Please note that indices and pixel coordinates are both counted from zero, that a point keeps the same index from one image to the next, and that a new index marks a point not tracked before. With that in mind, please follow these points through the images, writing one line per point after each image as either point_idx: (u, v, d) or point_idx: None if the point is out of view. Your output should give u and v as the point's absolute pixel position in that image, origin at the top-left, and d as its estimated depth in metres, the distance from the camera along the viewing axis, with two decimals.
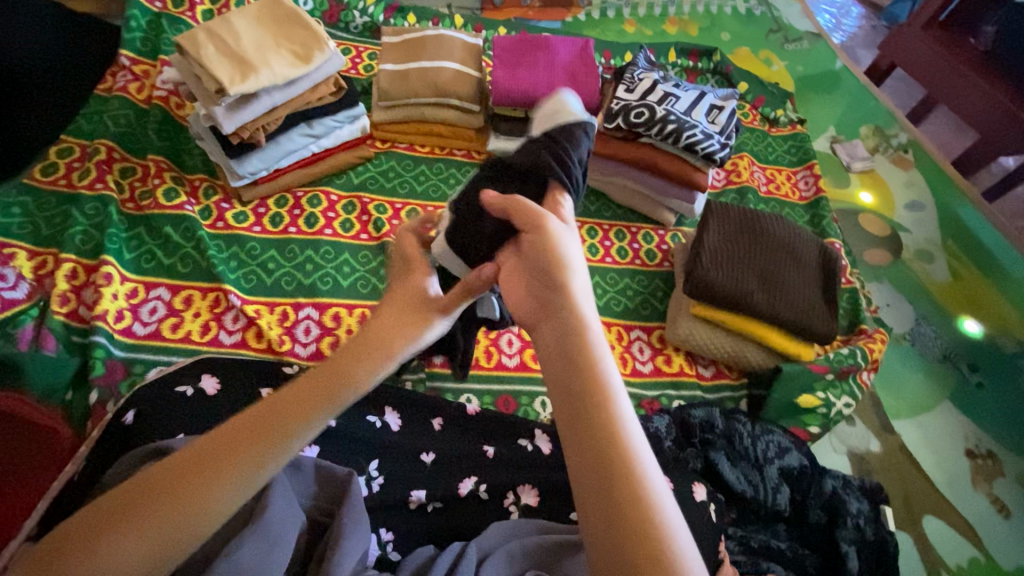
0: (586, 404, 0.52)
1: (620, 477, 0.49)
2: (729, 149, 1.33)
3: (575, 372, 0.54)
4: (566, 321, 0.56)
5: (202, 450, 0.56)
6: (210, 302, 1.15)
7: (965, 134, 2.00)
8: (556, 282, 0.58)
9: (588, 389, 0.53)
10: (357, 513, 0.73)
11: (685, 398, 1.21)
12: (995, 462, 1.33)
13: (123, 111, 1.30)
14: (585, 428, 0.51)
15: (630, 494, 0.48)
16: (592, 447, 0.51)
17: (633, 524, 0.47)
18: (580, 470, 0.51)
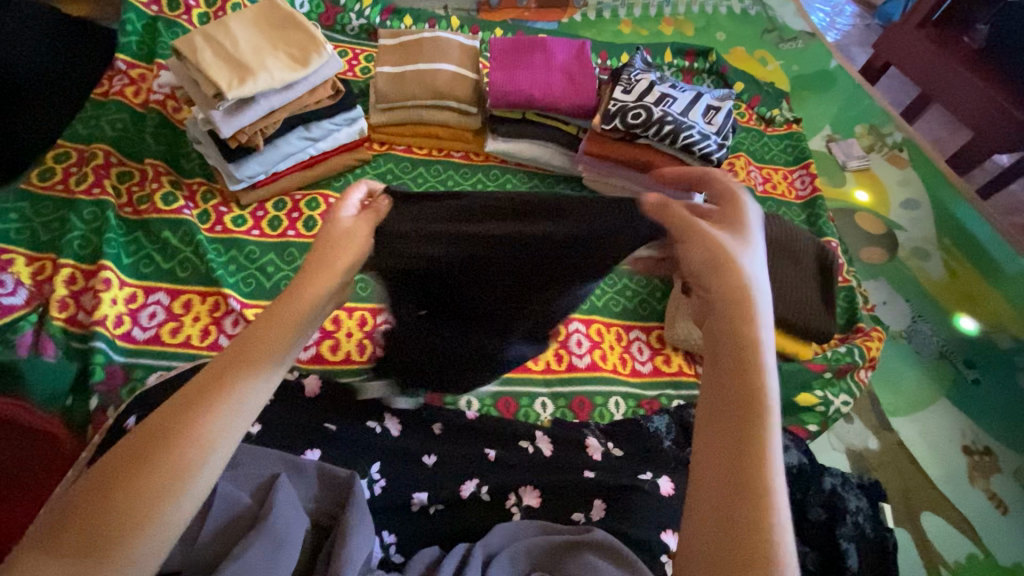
0: (747, 413, 0.53)
1: (746, 488, 0.50)
2: (726, 149, 1.34)
3: (735, 369, 0.55)
4: (737, 314, 0.57)
5: (159, 421, 0.50)
6: (209, 306, 1.15)
7: (959, 132, 2.01)
8: (744, 293, 0.57)
9: (748, 393, 0.53)
10: (362, 513, 0.74)
11: (685, 397, 1.22)
12: (992, 458, 1.34)
13: (120, 115, 1.30)
14: (736, 428, 0.53)
15: (755, 495, 0.49)
16: (733, 449, 0.52)
17: (748, 535, 0.48)
18: (714, 465, 0.53)
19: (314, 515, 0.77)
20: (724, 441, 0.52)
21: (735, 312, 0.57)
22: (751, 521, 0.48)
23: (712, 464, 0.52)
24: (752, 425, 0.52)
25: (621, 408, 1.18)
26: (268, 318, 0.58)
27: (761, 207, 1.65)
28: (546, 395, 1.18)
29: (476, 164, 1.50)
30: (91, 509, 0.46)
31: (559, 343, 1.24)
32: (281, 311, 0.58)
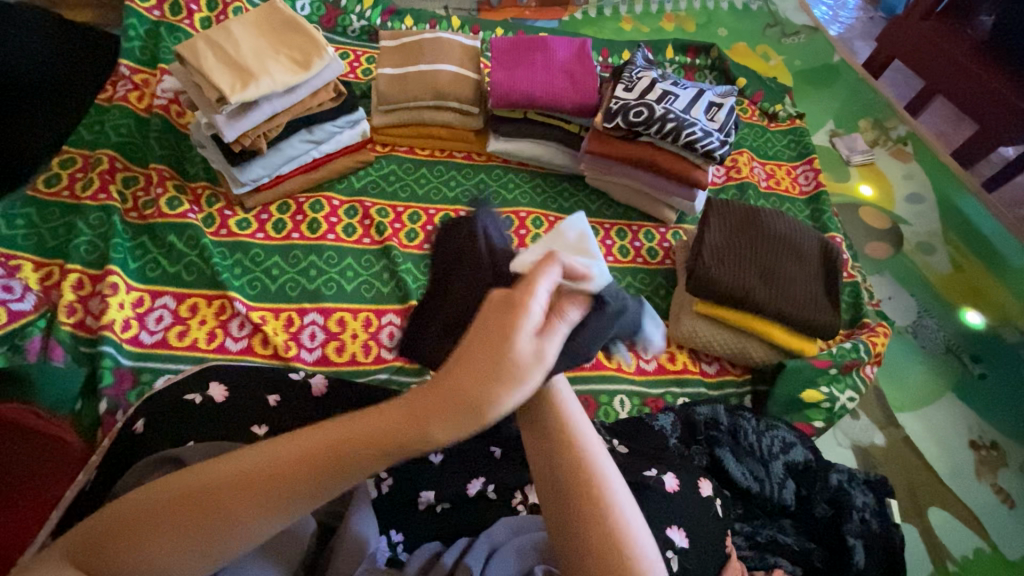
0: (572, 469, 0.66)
1: (590, 519, 0.63)
2: (728, 146, 1.34)
3: (555, 442, 0.68)
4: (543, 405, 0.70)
5: (205, 495, 0.54)
6: (215, 309, 1.16)
7: (964, 125, 2.00)
8: (506, 357, 0.51)
9: (571, 452, 0.67)
10: (366, 511, 0.74)
11: (689, 395, 1.22)
12: (999, 453, 1.33)
13: (124, 120, 1.31)
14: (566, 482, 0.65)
15: (605, 524, 0.63)
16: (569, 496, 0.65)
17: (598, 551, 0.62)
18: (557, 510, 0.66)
19: (318, 513, 0.77)
20: (567, 494, 0.65)
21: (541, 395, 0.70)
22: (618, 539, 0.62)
23: (568, 512, 0.64)
24: (585, 469, 0.66)
25: (625, 406, 1.19)
26: (351, 437, 0.54)
27: (764, 203, 1.65)
28: None
29: (478, 164, 1.50)
30: (122, 549, 0.53)
31: None
32: (372, 423, 0.53)
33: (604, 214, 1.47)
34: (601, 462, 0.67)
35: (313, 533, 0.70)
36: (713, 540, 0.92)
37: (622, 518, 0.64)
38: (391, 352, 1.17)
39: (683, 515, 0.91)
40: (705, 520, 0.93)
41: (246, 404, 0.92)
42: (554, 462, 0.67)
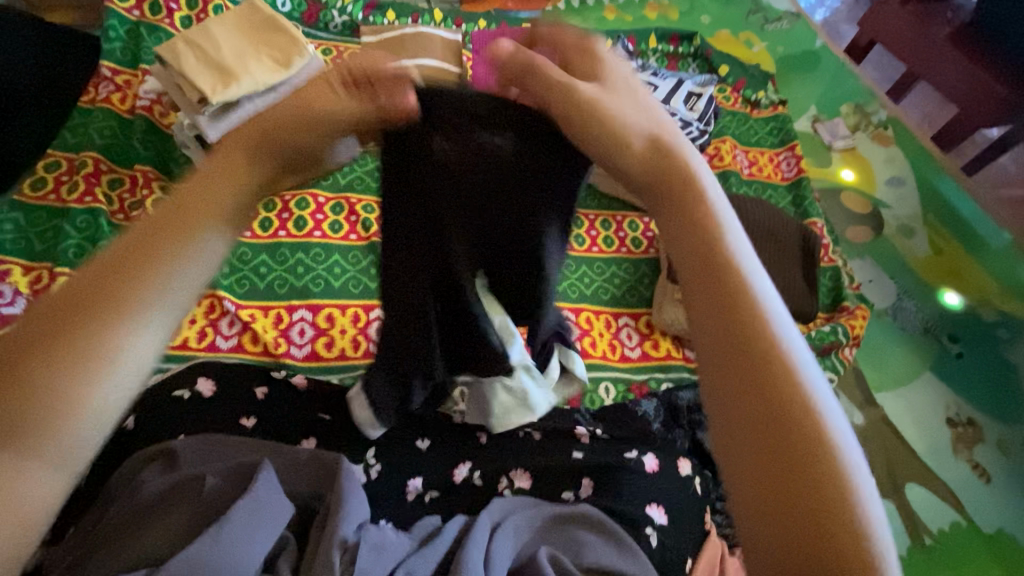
0: (768, 376, 0.43)
1: (812, 462, 0.40)
2: (708, 135, 1.36)
3: (737, 338, 0.45)
4: (709, 264, 0.48)
5: (79, 294, 0.50)
6: (205, 308, 1.17)
7: (946, 108, 2.02)
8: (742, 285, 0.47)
9: (769, 358, 0.44)
10: (353, 483, 0.81)
11: (673, 380, 1.25)
12: (976, 429, 1.37)
13: (108, 122, 1.32)
14: (766, 386, 0.43)
15: (819, 478, 0.40)
16: (774, 413, 0.42)
17: (825, 512, 0.39)
18: (747, 437, 0.42)
19: (302, 496, 0.82)
20: (756, 424, 0.42)
21: (716, 263, 0.48)
22: (837, 506, 0.39)
23: (748, 449, 0.42)
24: (787, 388, 0.43)
25: (611, 393, 1.21)
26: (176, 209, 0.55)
27: (747, 190, 1.67)
28: None
29: None
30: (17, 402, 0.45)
31: None
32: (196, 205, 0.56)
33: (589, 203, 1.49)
34: (812, 374, 0.44)
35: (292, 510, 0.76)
36: (693, 517, 0.96)
37: (848, 473, 0.40)
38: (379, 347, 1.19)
39: (661, 493, 0.96)
40: (685, 499, 0.97)
41: (239, 400, 0.95)
42: (727, 372, 0.44)
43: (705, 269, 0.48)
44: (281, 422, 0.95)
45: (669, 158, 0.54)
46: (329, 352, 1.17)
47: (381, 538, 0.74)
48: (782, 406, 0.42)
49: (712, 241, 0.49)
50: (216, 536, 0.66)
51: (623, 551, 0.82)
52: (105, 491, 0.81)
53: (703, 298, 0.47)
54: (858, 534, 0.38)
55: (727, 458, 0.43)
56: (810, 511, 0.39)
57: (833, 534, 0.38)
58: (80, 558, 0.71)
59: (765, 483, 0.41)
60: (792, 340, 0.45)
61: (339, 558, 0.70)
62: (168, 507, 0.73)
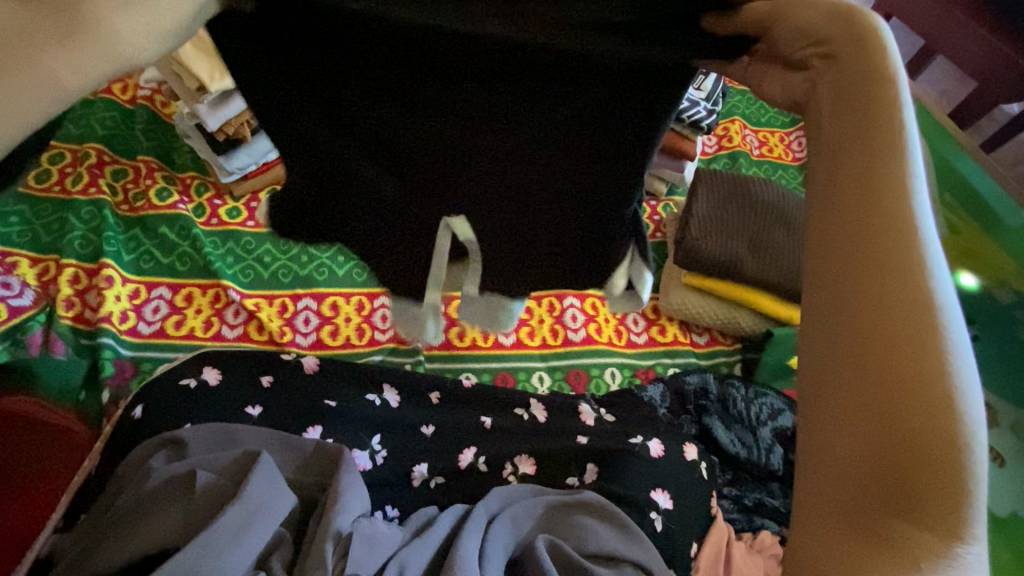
0: (900, 319, 0.43)
1: (925, 412, 0.40)
2: (717, 115, 1.32)
3: (872, 247, 0.46)
4: (866, 188, 0.47)
5: None
6: (210, 298, 1.18)
7: (966, 82, 1.95)
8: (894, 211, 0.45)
9: (904, 272, 0.43)
10: (354, 472, 0.81)
11: (679, 365, 1.24)
12: (989, 412, 1.35)
13: (109, 113, 1.32)
14: (892, 328, 0.43)
15: (929, 404, 0.40)
16: (891, 355, 0.42)
17: (923, 460, 0.40)
18: (861, 370, 0.44)
19: (305, 486, 0.84)
20: (874, 328, 0.44)
21: (877, 167, 0.47)
22: (939, 424, 0.40)
23: (852, 353, 0.45)
24: (919, 302, 0.42)
25: (617, 378, 1.21)
26: None
27: (757, 171, 1.64)
28: (543, 369, 1.20)
29: None
30: None
31: (554, 318, 1.25)
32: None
33: None
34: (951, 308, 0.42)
35: (293, 504, 0.76)
36: (698, 501, 0.96)
37: (963, 412, 0.40)
38: (384, 335, 1.19)
39: (667, 478, 0.95)
40: (691, 484, 0.96)
41: (240, 387, 0.94)
42: (853, 289, 0.46)
43: (864, 164, 0.48)
44: (284, 411, 0.95)
45: (858, 43, 0.50)
46: (334, 341, 1.18)
47: (373, 530, 0.75)
48: (901, 322, 0.42)
49: (886, 131, 0.48)
50: (210, 537, 0.68)
51: (625, 536, 0.82)
52: (112, 481, 0.82)
53: (849, 199, 0.48)
54: (955, 470, 0.39)
55: (833, 357, 0.47)
56: (908, 428, 0.40)
57: (925, 457, 0.40)
58: (89, 544, 0.74)
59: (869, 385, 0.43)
60: (938, 264, 0.43)
61: (332, 550, 0.71)
62: (169, 497, 0.74)
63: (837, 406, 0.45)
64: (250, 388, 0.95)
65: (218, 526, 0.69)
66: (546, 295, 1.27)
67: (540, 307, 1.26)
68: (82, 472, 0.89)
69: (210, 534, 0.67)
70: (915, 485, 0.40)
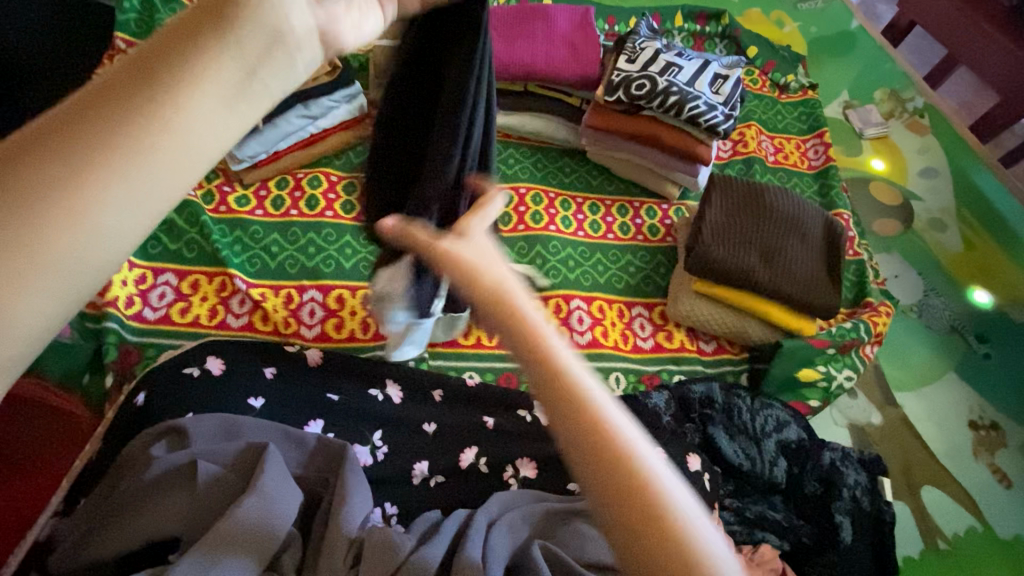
0: (598, 434, 0.48)
1: (643, 514, 0.45)
2: (734, 120, 1.29)
3: (556, 391, 0.50)
4: (514, 321, 0.55)
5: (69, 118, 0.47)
6: (216, 286, 1.18)
7: (987, 94, 1.91)
8: (534, 341, 0.54)
9: (581, 409, 0.49)
10: (361, 475, 0.82)
11: (685, 373, 1.23)
12: (999, 433, 1.31)
13: None
14: (593, 441, 0.48)
15: (653, 520, 0.45)
16: (600, 468, 0.47)
17: (670, 557, 0.44)
18: (597, 495, 0.47)
19: (309, 482, 0.83)
20: (582, 447, 0.48)
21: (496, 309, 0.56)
22: (655, 517, 0.45)
23: (581, 476, 0.48)
24: (597, 419, 0.49)
25: (621, 383, 1.20)
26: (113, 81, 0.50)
27: (772, 178, 1.62)
28: None
29: None
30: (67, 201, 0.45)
31: (560, 319, 1.25)
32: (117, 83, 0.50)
33: (607, 189, 1.47)
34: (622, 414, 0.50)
35: (302, 500, 0.77)
36: None
37: (670, 497, 0.46)
38: None
39: None
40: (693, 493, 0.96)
41: (243, 378, 0.94)
42: (559, 417, 0.50)
43: (500, 308, 0.57)
44: (287, 403, 0.94)
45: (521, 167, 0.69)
46: (338, 334, 1.17)
47: (386, 534, 0.74)
48: (592, 447, 0.48)
49: (485, 284, 0.58)
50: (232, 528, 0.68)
51: None
52: (114, 468, 0.81)
53: (515, 342, 0.55)
54: (690, 557, 0.44)
55: (598, 517, 0.47)
56: (644, 532, 0.45)
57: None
58: (90, 531, 0.74)
59: (604, 510, 0.47)
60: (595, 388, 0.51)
61: (342, 554, 0.72)
62: (172, 485, 0.74)
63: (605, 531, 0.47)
64: (254, 379, 0.94)
65: (237, 518, 0.68)
66: (553, 296, 1.27)
67: (546, 309, 1.26)
68: (83, 457, 0.89)
69: (232, 522, 0.68)
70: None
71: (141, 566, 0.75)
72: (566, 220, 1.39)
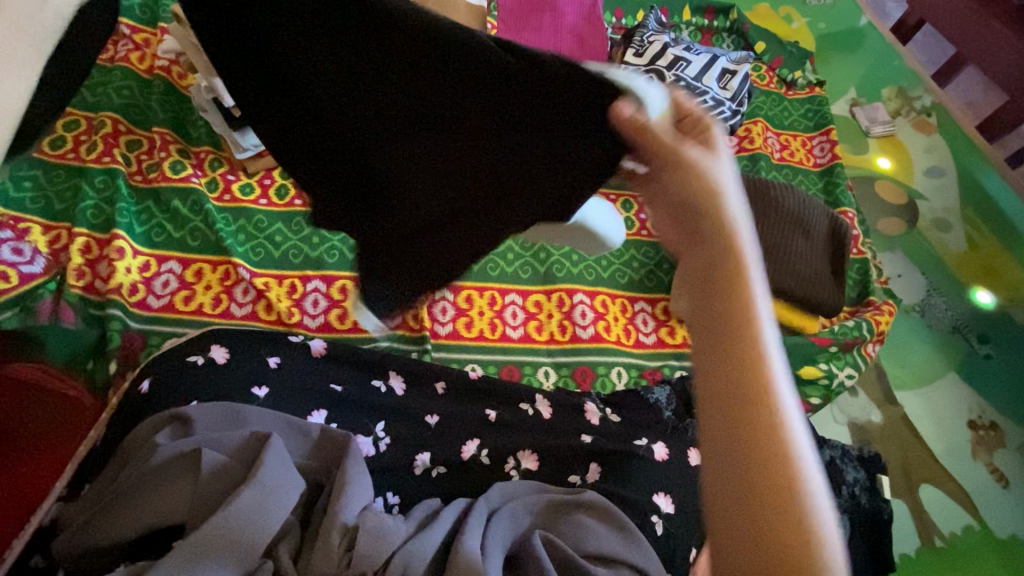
0: (755, 387, 0.44)
1: (771, 481, 0.42)
2: (741, 116, 1.30)
3: (724, 296, 0.48)
4: (705, 239, 0.51)
5: None
6: (220, 275, 1.18)
7: (994, 94, 1.90)
8: (724, 270, 0.49)
9: (734, 323, 0.47)
10: (360, 466, 0.82)
11: (687, 368, 1.24)
12: (998, 433, 1.31)
13: (126, 82, 1.31)
14: (750, 390, 0.44)
15: (779, 496, 0.42)
16: (745, 418, 0.44)
17: (777, 529, 0.41)
18: (719, 440, 0.45)
19: (311, 472, 0.83)
20: (731, 392, 0.45)
21: (706, 225, 0.51)
22: (781, 490, 0.42)
23: (716, 418, 0.45)
24: (763, 374, 0.45)
25: (622, 378, 1.20)
26: None
27: (777, 175, 1.61)
28: (549, 364, 1.20)
29: None
30: None
31: (563, 314, 1.25)
32: None
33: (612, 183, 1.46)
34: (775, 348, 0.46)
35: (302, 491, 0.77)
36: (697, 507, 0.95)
37: (793, 439, 0.43)
38: (394, 320, 1.19)
39: (669, 482, 0.95)
40: (694, 488, 0.96)
41: (246, 367, 0.93)
42: (711, 355, 0.47)
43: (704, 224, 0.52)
44: (290, 391, 0.95)
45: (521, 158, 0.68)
46: (342, 324, 1.17)
47: (379, 523, 0.75)
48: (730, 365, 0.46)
49: (704, 188, 0.52)
50: (224, 519, 0.68)
51: (627, 538, 0.82)
52: (118, 453, 0.82)
53: (704, 266, 0.51)
54: (801, 537, 0.41)
55: (705, 461, 0.46)
56: (760, 481, 0.42)
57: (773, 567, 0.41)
58: (94, 517, 0.75)
59: (718, 456, 0.45)
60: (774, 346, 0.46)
61: (337, 543, 0.72)
62: (180, 470, 0.75)
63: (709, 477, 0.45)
64: (257, 369, 0.94)
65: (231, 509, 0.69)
66: (555, 290, 1.27)
67: (549, 303, 1.26)
68: (87, 443, 0.89)
69: (225, 515, 0.68)
70: (772, 506, 0.42)
71: (145, 554, 0.75)
72: None
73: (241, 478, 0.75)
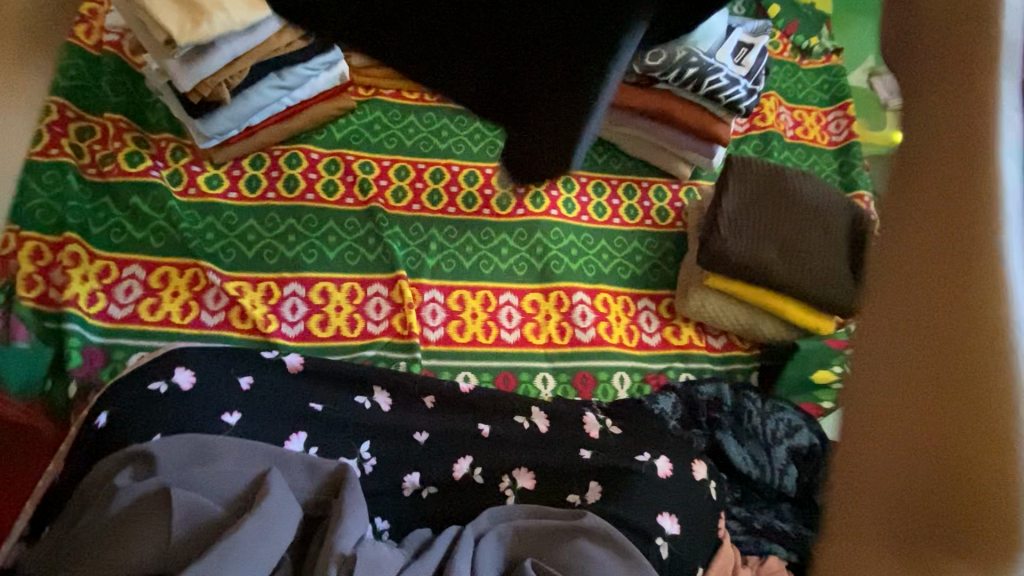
0: (981, 331, 0.42)
1: (981, 444, 0.40)
2: (757, 96, 1.18)
3: (949, 283, 0.44)
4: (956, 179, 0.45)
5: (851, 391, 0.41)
6: (188, 280, 1.08)
7: None
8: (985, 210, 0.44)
9: (952, 293, 0.43)
10: (358, 495, 0.77)
11: (692, 371, 1.17)
12: None
13: (72, 60, 1.16)
14: (964, 349, 0.42)
15: (997, 488, 0.40)
16: (936, 389, 0.43)
17: (977, 505, 0.40)
18: (911, 413, 0.44)
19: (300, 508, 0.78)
20: (936, 351, 0.43)
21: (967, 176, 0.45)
22: (1008, 473, 0.39)
23: (905, 399, 0.44)
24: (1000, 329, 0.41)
25: (625, 384, 1.13)
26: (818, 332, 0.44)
27: (789, 155, 1.51)
28: (547, 370, 1.12)
29: None
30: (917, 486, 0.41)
31: (562, 314, 1.17)
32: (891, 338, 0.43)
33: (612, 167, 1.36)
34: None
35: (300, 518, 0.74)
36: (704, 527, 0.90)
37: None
38: (380, 325, 1.10)
39: (677, 504, 0.89)
40: (703, 509, 0.90)
41: (210, 393, 0.84)
42: (893, 306, 0.46)
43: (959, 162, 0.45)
44: (263, 416, 0.86)
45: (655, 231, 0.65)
46: (323, 331, 1.08)
47: (377, 554, 0.71)
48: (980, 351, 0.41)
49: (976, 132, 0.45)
50: (226, 549, 0.65)
51: (628, 564, 0.78)
52: (77, 494, 0.75)
53: (937, 228, 0.45)
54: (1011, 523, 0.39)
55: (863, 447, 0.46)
56: (954, 472, 0.41)
57: (954, 530, 0.41)
58: (57, 566, 0.69)
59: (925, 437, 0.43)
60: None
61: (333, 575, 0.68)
62: (146, 513, 0.69)
63: (878, 435, 0.45)
64: (228, 393, 0.85)
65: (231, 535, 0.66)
66: (553, 289, 1.19)
67: (547, 302, 1.18)
68: (47, 475, 0.82)
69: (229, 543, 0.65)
70: (949, 514, 0.41)
71: None
72: (568, 204, 1.29)
73: (222, 521, 0.70)
